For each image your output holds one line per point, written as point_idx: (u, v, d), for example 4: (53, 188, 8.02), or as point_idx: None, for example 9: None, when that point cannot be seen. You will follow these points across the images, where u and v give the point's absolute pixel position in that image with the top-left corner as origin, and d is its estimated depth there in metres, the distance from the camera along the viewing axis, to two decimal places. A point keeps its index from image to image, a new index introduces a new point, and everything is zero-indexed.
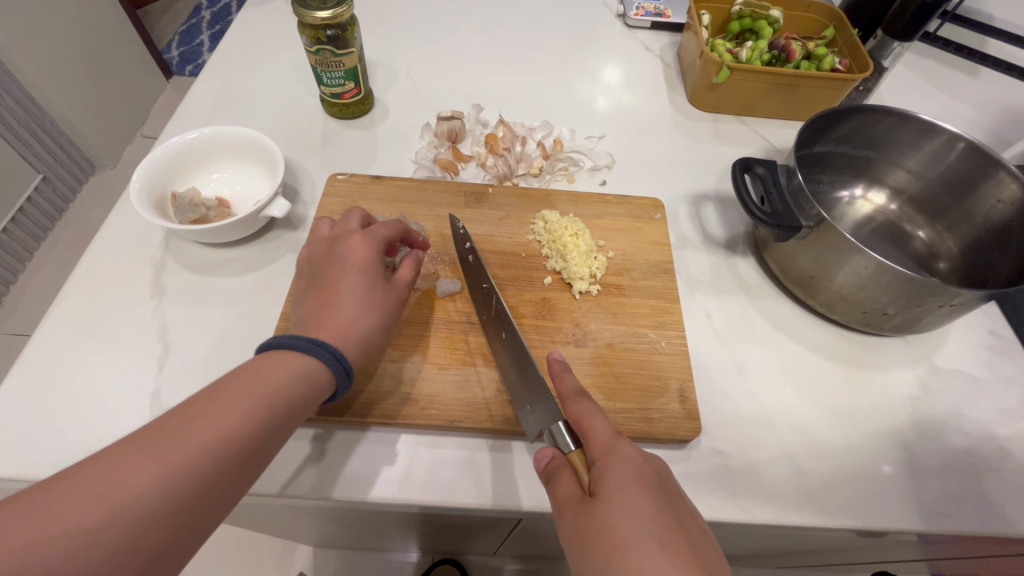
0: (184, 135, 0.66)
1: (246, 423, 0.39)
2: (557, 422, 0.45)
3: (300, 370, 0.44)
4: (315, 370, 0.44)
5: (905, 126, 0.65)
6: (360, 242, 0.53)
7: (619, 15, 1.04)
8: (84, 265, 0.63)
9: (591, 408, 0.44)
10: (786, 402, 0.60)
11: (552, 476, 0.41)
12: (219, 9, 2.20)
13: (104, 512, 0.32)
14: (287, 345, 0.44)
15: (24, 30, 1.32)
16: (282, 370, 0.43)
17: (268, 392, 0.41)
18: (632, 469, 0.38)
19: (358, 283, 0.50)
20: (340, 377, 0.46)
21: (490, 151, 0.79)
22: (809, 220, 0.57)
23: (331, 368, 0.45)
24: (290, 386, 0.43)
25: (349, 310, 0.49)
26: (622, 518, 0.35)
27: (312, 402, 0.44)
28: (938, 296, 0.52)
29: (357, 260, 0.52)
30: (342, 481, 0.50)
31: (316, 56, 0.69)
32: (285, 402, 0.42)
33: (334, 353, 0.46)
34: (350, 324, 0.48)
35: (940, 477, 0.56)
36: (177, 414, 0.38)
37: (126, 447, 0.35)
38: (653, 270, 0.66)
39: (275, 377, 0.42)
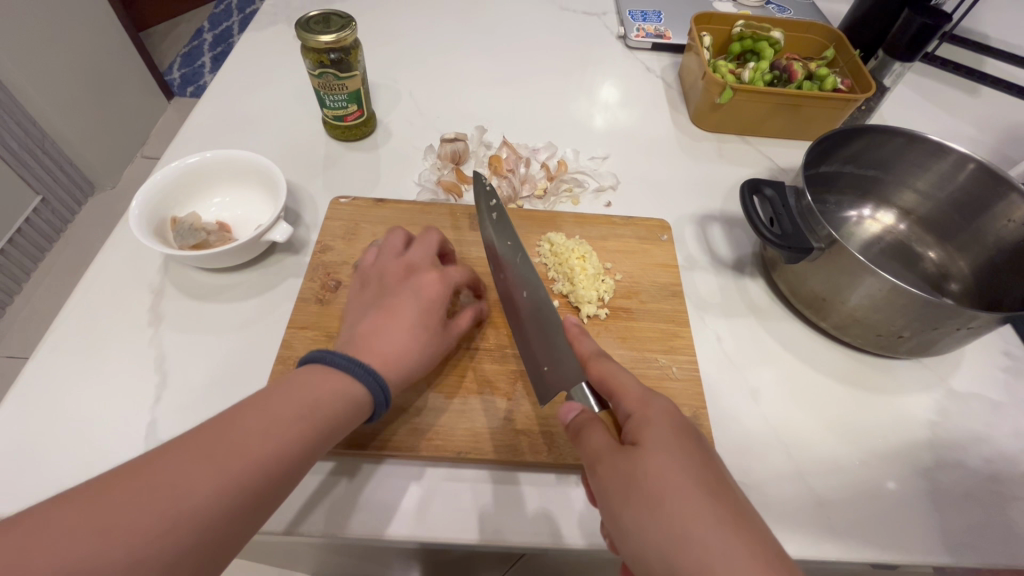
0: (186, 160, 0.66)
1: (289, 439, 0.39)
2: (581, 385, 0.48)
3: (340, 390, 0.43)
4: (357, 398, 0.44)
5: (913, 147, 0.65)
6: (438, 282, 0.53)
7: (620, 36, 1.04)
8: (81, 291, 0.62)
9: (615, 369, 0.45)
10: (803, 428, 0.58)
11: (582, 430, 0.42)
12: (221, 31, 2.22)
13: (156, 519, 0.33)
14: (338, 367, 0.44)
15: (25, 53, 1.32)
16: (326, 391, 0.42)
17: (312, 410, 0.41)
18: (660, 418, 0.40)
19: (418, 318, 0.50)
20: (380, 403, 0.45)
21: (494, 173, 0.78)
22: (820, 241, 0.56)
23: (374, 397, 0.45)
24: (336, 403, 0.42)
25: (403, 337, 0.48)
26: (658, 463, 0.37)
27: (349, 422, 0.43)
28: (954, 320, 0.51)
29: (428, 296, 0.52)
30: (349, 518, 0.48)
31: (319, 80, 0.69)
32: (331, 417, 0.42)
33: (381, 383, 0.45)
34: (395, 358, 0.47)
35: (964, 505, 0.54)
36: (222, 425, 0.38)
37: (180, 455, 0.36)
38: (662, 293, 0.65)
39: (322, 398, 0.42)
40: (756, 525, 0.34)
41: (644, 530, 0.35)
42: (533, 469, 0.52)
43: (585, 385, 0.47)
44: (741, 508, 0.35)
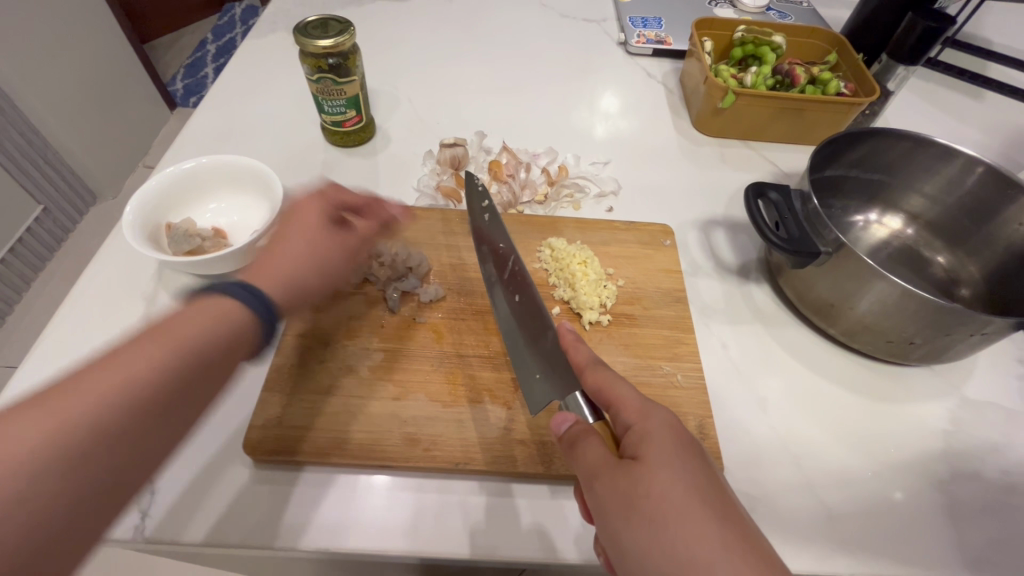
0: (181, 165, 0.65)
1: (166, 371, 0.36)
2: (575, 394, 0.45)
3: (220, 314, 0.40)
4: (237, 321, 0.41)
5: (919, 149, 0.64)
6: (319, 211, 0.55)
7: (621, 43, 1.04)
8: (73, 298, 0.60)
9: (612, 377, 0.43)
10: (812, 438, 0.56)
11: (576, 443, 0.39)
12: (224, 43, 2.24)
13: (24, 468, 0.30)
14: (227, 294, 0.42)
15: (28, 63, 1.33)
16: (204, 319, 0.40)
17: (195, 341, 0.38)
18: (664, 433, 0.38)
19: (311, 249, 0.52)
20: (264, 327, 0.43)
21: (494, 178, 0.77)
22: (827, 245, 0.55)
23: (258, 320, 0.43)
24: (223, 329, 0.40)
25: (282, 267, 0.50)
26: (662, 481, 0.35)
27: (235, 353, 0.41)
28: (967, 325, 0.50)
29: (302, 220, 0.54)
30: (344, 532, 0.46)
31: (317, 85, 0.68)
32: (219, 343, 0.40)
33: (266, 304, 0.43)
34: (279, 273, 0.50)
35: (982, 519, 0.52)
36: (81, 370, 0.34)
37: (46, 400, 0.32)
38: (665, 299, 0.64)
39: (200, 321, 0.39)
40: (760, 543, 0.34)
41: (646, 551, 0.34)
42: (534, 481, 0.50)
43: (579, 394, 0.45)
44: (745, 526, 0.34)
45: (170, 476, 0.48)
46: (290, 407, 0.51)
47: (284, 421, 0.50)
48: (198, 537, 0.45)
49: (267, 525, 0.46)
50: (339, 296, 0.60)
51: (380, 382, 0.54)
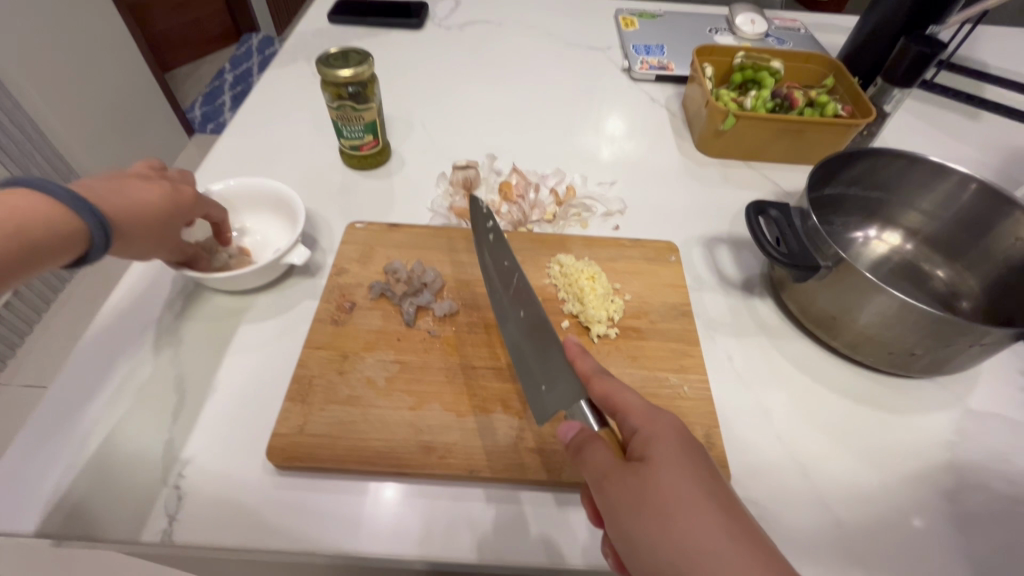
0: (207, 187, 0.69)
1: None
2: (579, 402, 0.46)
3: (53, 217, 0.42)
4: (72, 229, 0.44)
5: (915, 167, 0.67)
6: (178, 186, 0.56)
7: (625, 69, 1.08)
8: (105, 313, 0.63)
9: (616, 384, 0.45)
10: (818, 448, 0.57)
11: (582, 448, 0.41)
12: (241, 71, 2.31)
13: None
14: (51, 196, 0.43)
15: (56, 92, 1.40)
16: (36, 211, 0.42)
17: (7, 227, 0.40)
18: (670, 434, 0.40)
19: (163, 198, 0.53)
20: (95, 245, 0.45)
21: (504, 199, 0.81)
22: (827, 259, 0.57)
23: (91, 233, 0.45)
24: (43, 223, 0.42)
25: (136, 198, 0.51)
26: (670, 480, 0.37)
27: (57, 255, 0.43)
28: (966, 336, 0.51)
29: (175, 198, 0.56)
30: (361, 536, 0.48)
31: (337, 111, 0.72)
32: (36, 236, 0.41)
33: (100, 224, 0.46)
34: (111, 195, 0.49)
35: (990, 528, 0.52)
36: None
37: None
38: (671, 313, 0.66)
39: (29, 211, 0.41)
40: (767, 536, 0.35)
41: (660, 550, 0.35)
42: (546, 488, 0.52)
43: (585, 402, 0.46)
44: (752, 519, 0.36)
45: (198, 483, 0.51)
46: (311, 416, 0.54)
47: (305, 429, 0.53)
48: (223, 540, 0.47)
49: (289, 530, 0.48)
50: (358, 310, 0.63)
51: (396, 392, 0.56)
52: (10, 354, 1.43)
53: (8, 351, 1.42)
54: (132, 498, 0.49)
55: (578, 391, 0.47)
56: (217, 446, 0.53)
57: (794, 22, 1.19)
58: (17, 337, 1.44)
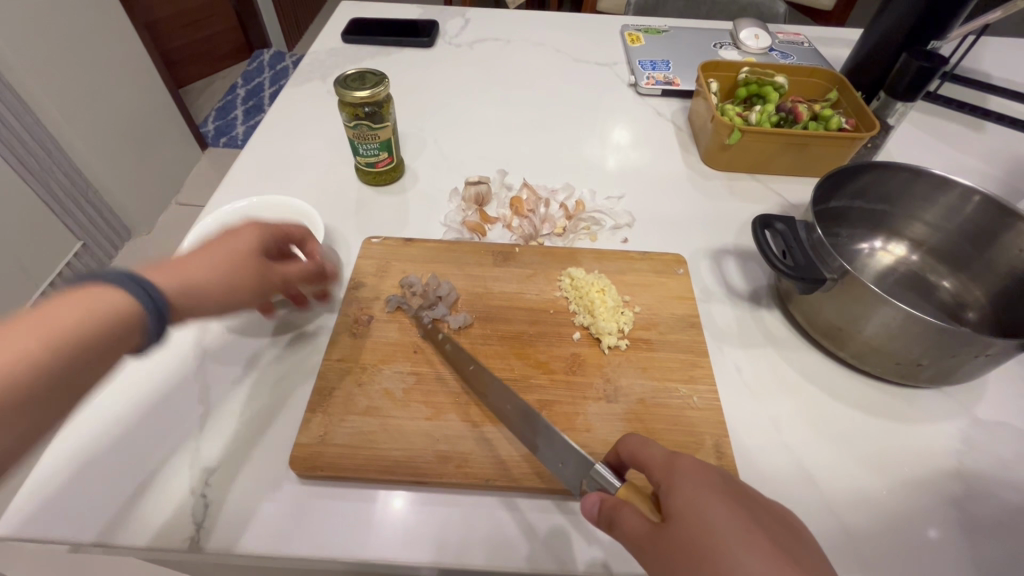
0: (233, 206, 0.71)
1: (37, 357, 0.36)
2: (596, 466, 0.46)
3: (103, 299, 0.39)
4: (126, 309, 0.40)
5: (918, 180, 0.68)
6: (243, 231, 0.51)
7: (631, 84, 1.11)
8: None
9: (637, 442, 0.44)
10: (825, 456, 0.58)
11: (613, 520, 0.41)
12: (253, 86, 2.36)
13: None
14: (105, 282, 0.40)
15: (75, 110, 1.45)
16: (89, 299, 0.39)
17: (64, 327, 0.37)
18: (696, 483, 0.39)
19: (229, 254, 0.48)
20: (153, 322, 0.41)
21: (515, 214, 0.83)
22: (832, 272, 0.58)
23: (143, 309, 0.41)
24: (96, 315, 0.38)
25: (197, 265, 0.47)
26: (701, 530, 0.36)
27: (118, 339, 0.39)
28: (971, 346, 0.52)
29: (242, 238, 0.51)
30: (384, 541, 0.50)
31: (354, 130, 0.75)
32: (92, 327, 0.38)
33: (154, 296, 0.41)
34: (189, 270, 0.46)
35: (998, 537, 0.53)
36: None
37: None
38: (680, 324, 0.67)
39: (86, 305, 0.38)
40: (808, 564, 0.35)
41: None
42: (559, 497, 0.53)
43: (601, 466, 0.46)
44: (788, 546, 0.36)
45: (224, 492, 0.52)
46: (333, 426, 0.55)
47: (326, 438, 0.54)
48: (250, 547, 0.49)
49: (310, 537, 0.50)
50: (375, 323, 0.65)
51: (413, 402, 0.58)
52: None
53: None
54: (161, 505, 0.51)
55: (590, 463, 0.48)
56: (241, 455, 0.55)
57: (798, 36, 1.21)
58: None
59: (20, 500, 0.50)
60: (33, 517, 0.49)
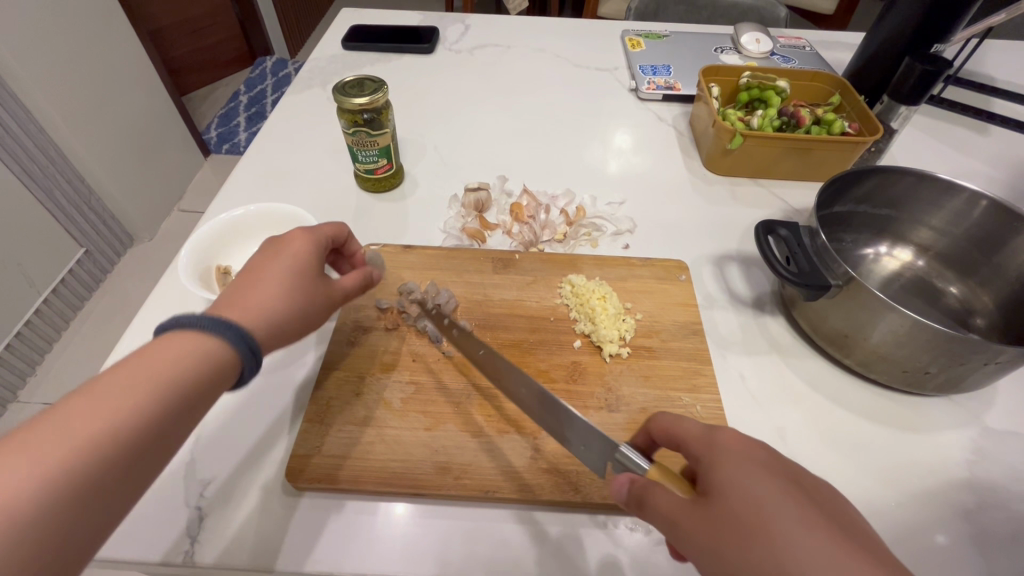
0: (232, 212, 0.71)
1: (135, 415, 0.36)
2: (621, 448, 0.45)
3: (194, 348, 0.40)
4: (216, 352, 0.40)
5: (923, 184, 0.67)
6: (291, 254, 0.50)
7: (632, 89, 1.10)
8: (128, 335, 0.65)
9: (674, 418, 0.43)
10: (833, 467, 0.57)
11: (645, 499, 0.38)
12: (255, 93, 2.37)
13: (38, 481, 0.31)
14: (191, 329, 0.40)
15: (80, 117, 1.46)
16: (180, 350, 0.39)
17: (174, 374, 0.38)
18: (737, 451, 0.37)
19: (285, 283, 0.48)
20: (244, 356, 0.42)
21: (515, 220, 0.82)
22: (837, 278, 0.57)
23: (234, 348, 0.41)
24: (193, 363, 0.39)
25: (260, 298, 0.46)
26: (745, 498, 0.34)
27: (221, 383, 0.41)
28: (981, 354, 0.51)
29: (288, 256, 0.50)
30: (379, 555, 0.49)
31: (353, 137, 0.74)
32: (195, 373, 0.39)
33: (240, 334, 0.42)
34: (250, 306, 0.45)
35: (1011, 549, 0.52)
36: (55, 410, 0.34)
37: (59, 419, 0.34)
38: (682, 332, 0.66)
39: (194, 353, 0.40)
40: (863, 539, 0.32)
41: (755, 572, 0.32)
42: (560, 509, 0.52)
43: (627, 447, 0.44)
44: (834, 513, 0.34)
45: (220, 504, 0.52)
46: (330, 436, 0.55)
47: (323, 450, 0.54)
48: (245, 563, 0.48)
49: (308, 551, 0.49)
50: (374, 332, 0.64)
51: (412, 413, 0.57)
52: (31, 371, 1.46)
53: (28, 368, 1.45)
54: (154, 518, 0.50)
55: (611, 443, 0.45)
56: (237, 466, 0.54)
57: (799, 40, 1.21)
58: (37, 355, 1.47)
59: None
60: None
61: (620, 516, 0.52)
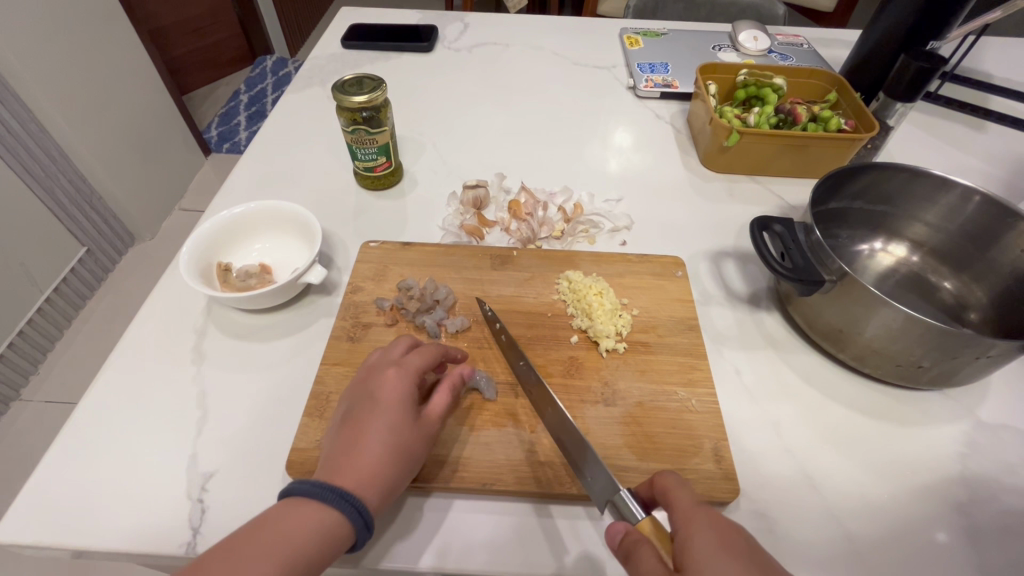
0: (232, 210, 0.72)
1: None
2: (619, 492, 0.44)
3: (321, 521, 0.43)
4: (336, 525, 0.43)
5: (918, 180, 0.68)
6: (395, 403, 0.51)
7: (630, 87, 1.11)
8: (131, 332, 0.66)
9: (676, 481, 0.43)
10: (826, 461, 0.58)
11: (631, 554, 0.38)
12: (256, 92, 2.38)
13: None
14: (315, 497, 0.44)
15: (80, 117, 1.46)
16: (301, 522, 0.42)
17: (296, 548, 0.41)
18: (715, 535, 0.37)
19: (397, 434, 0.49)
20: (361, 530, 0.45)
21: (513, 217, 0.82)
22: (831, 273, 0.58)
23: (352, 522, 0.44)
24: (310, 539, 0.42)
25: (374, 455, 0.48)
26: None
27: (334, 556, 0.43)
28: (973, 348, 0.52)
29: (389, 401, 0.51)
30: (386, 546, 0.50)
31: (352, 135, 0.75)
32: (313, 549, 0.42)
33: (356, 506, 0.44)
34: (369, 465, 0.47)
35: (1003, 541, 0.52)
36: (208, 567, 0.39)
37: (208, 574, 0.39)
38: (678, 327, 0.67)
39: (316, 527, 0.42)
40: None
41: None
42: (556, 502, 0.53)
43: (625, 493, 0.44)
44: None
45: (221, 498, 0.52)
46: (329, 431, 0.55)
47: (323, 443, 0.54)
48: None
49: None
50: (373, 328, 0.65)
51: None
52: (34, 370, 1.47)
53: (31, 367, 1.46)
54: (158, 511, 0.51)
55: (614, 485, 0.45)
56: (238, 460, 0.55)
57: (798, 38, 1.21)
58: (40, 353, 1.49)
59: (18, 508, 0.51)
60: (32, 526, 0.49)
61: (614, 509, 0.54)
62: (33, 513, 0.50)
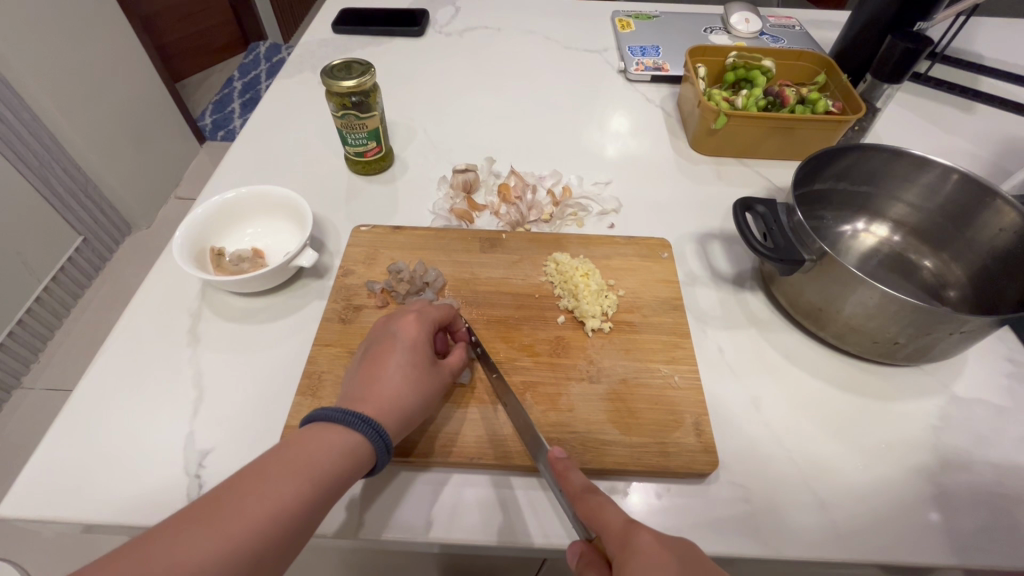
0: (223, 195, 0.72)
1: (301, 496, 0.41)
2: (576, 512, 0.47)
3: (348, 439, 0.45)
4: (359, 447, 0.45)
5: (899, 161, 0.68)
6: (414, 344, 0.54)
7: (621, 70, 1.11)
8: (127, 316, 0.67)
9: (600, 501, 0.44)
10: (805, 434, 0.60)
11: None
12: (249, 79, 2.37)
13: (246, 530, 0.38)
14: (333, 420, 0.46)
15: (73, 106, 1.46)
16: (329, 443, 0.44)
17: (332, 452, 0.44)
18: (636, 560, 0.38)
19: (417, 374, 0.52)
20: (380, 453, 0.47)
21: (502, 201, 0.84)
22: (811, 253, 0.59)
23: (372, 445, 0.46)
24: (342, 449, 0.44)
25: (396, 389, 0.50)
26: None
27: (362, 467, 0.46)
28: (947, 323, 0.53)
29: (408, 342, 0.54)
30: (393, 519, 0.52)
31: (341, 120, 0.76)
32: (345, 453, 0.44)
33: (377, 430, 0.46)
34: (391, 398, 0.49)
35: (972, 509, 0.55)
36: (251, 475, 0.41)
37: (252, 481, 0.40)
38: (663, 307, 0.68)
39: (342, 443, 0.45)
40: None
41: None
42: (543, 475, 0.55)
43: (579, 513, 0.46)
44: None
45: (217, 474, 0.54)
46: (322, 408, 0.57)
47: None
48: None
49: None
50: (364, 310, 0.66)
51: None
52: (34, 358, 1.49)
53: (31, 355, 1.48)
54: (157, 486, 0.53)
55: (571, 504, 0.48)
56: (233, 438, 0.57)
57: (789, 19, 1.20)
58: (40, 342, 1.50)
59: (21, 485, 0.52)
60: (35, 502, 0.51)
61: (597, 481, 0.56)
62: (36, 489, 0.52)
